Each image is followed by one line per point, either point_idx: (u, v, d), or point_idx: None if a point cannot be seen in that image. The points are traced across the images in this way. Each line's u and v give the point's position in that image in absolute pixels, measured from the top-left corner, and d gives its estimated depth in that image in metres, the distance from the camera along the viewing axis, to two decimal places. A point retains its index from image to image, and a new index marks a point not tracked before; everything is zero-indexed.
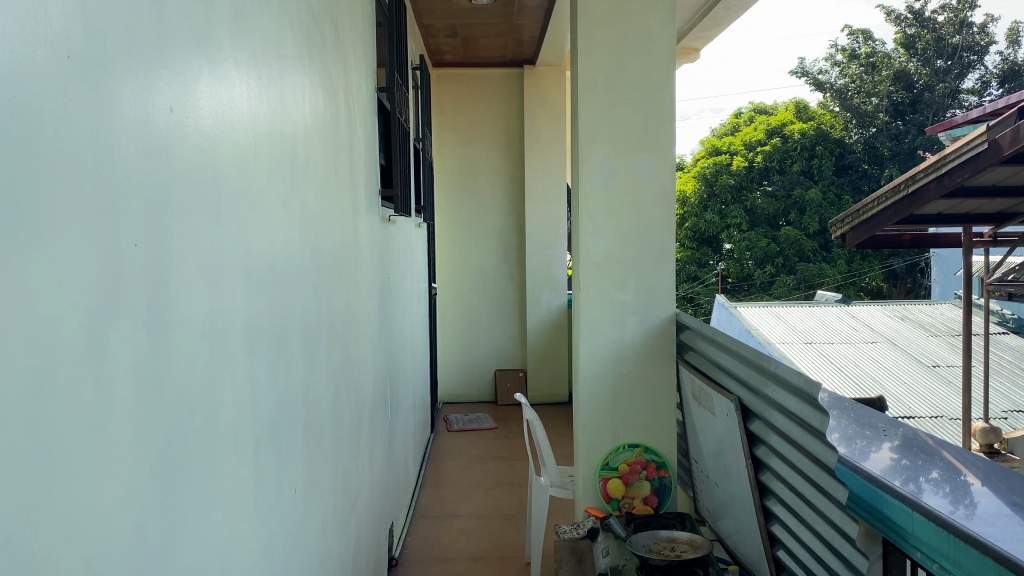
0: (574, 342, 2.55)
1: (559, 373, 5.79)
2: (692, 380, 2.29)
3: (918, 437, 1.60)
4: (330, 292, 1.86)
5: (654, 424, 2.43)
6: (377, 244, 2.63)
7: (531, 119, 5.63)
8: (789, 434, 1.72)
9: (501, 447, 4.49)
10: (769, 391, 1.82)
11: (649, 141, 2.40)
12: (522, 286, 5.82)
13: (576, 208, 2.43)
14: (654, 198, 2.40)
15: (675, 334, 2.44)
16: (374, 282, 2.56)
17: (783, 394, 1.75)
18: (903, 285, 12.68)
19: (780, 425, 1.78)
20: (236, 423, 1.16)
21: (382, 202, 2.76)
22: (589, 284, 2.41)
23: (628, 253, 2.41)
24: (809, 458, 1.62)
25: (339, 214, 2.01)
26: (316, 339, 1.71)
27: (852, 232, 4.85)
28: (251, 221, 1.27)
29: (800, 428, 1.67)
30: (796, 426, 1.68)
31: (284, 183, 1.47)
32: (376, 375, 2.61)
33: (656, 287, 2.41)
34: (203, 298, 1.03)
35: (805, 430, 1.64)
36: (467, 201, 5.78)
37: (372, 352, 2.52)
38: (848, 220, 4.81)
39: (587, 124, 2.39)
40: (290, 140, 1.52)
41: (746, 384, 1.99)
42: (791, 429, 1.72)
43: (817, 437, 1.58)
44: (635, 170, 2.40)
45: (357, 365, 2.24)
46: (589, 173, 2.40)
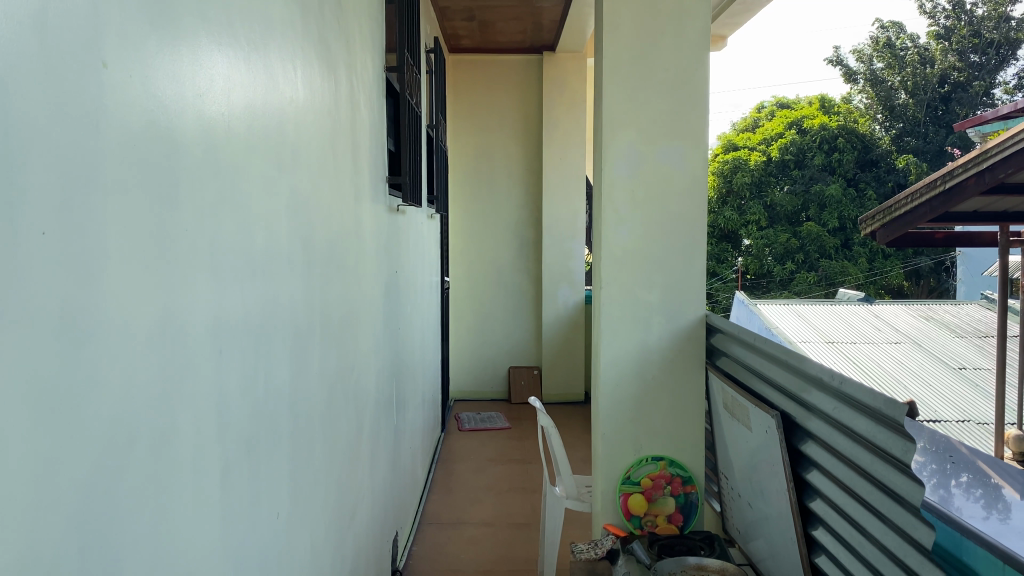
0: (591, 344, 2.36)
1: (576, 370, 5.59)
2: (726, 391, 2.08)
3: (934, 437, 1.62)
4: (325, 288, 1.68)
5: (680, 434, 2.23)
6: (384, 236, 2.46)
7: (550, 108, 5.43)
8: (848, 458, 1.50)
9: (515, 449, 4.30)
10: (826, 408, 1.59)
11: (678, 127, 2.19)
12: (539, 280, 5.62)
13: (599, 199, 2.24)
14: (684, 190, 2.20)
15: (705, 337, 2.23)
16: (379, 275, 2.38)
17: (843, 414, 1.51)
18: (926, 284, 12.22)
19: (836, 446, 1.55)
20: (198, 447, 0.98)
21: (388, 191, 2.56)
22: (611, 280, 2.21)
23: (655, 248, 2.21)
24: (878, 490, 1.39)
25: (338, 200, 1.83)
26: (307, 341, 1.53)
27: (884, 229, 4.64)
28: (223, 201, 1.08)
29: (864, 453, 1.44)
30: (860, 453, 1.45)
31: (268, 165, 1.29)
32: (379, 378, 2.43)
33: (685, 286, 2.21)
34: (151, 300, 0.85)
35: (871, 455, 1.40)
36: (483, 192, 5.58)
37: (376, 353, 2.34)
38: (879, 217, 4.60)
39: (612, 108, 2.19)
40: (276, 115, 1.33)
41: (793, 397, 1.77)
42: (851, 453, 1.49)
43: (886, 462, 1.35)
44: (664, 159, 2.20)
45: (358, 366, 2.06)
46: (612, 161, 2.20)
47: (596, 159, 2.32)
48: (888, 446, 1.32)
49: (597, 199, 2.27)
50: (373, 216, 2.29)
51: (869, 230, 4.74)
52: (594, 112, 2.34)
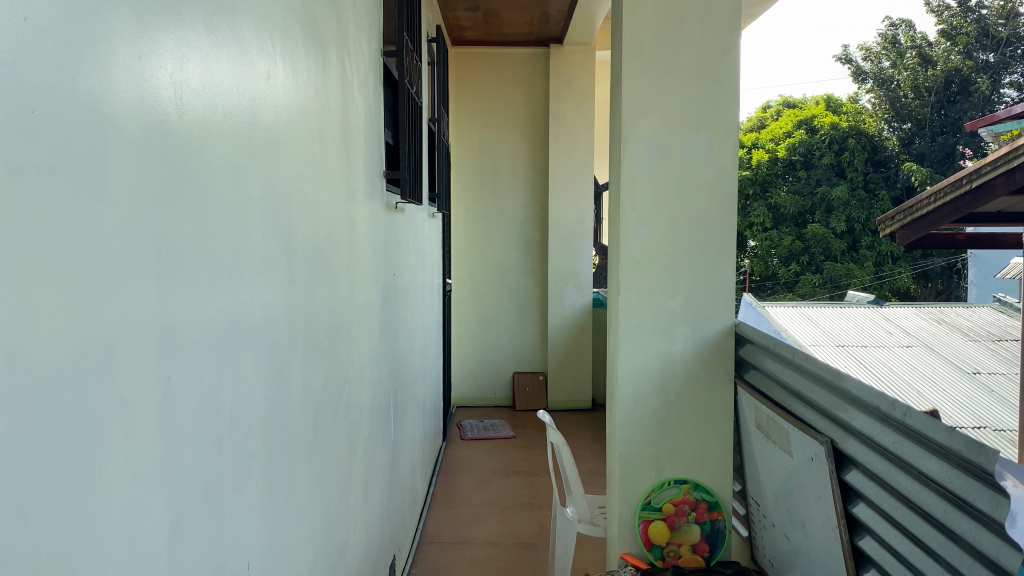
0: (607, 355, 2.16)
1: (582, 377, 5.38)
2: (761, 410, 1.86)
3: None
4: (312, 294, 1.48)
5: (707, 456, 2.03)
6: (380, 236, 2.25)
7: (556, 104, 5.22)
8: (912, 504, 1.26)
9: (520, 460, 4.09)
10: (885, 439, 1.35)
11: (705, 117, 1.99)
12: (544, 282, 5.42)
13: (618, 196, 2.04)
14: (712, 186, 2.00)
15: (735, 347, 2.02)
16: (376, 278, 2.17)
17: (907, 452, 1.27)
18: (933, 287, 11.92)
19: (896, 486, 1.31)
20: (136, 498, 0.78)
21: (387, 187, 2.36)
22: (629, 284, 2.01)
23: (681, 250, 2.01)
24: (950, 547, 1.14)
25: (329, 196, 1.63)
26: (289, 357, 1.32)
27: (904, 230, 4.43)
28: (178, 189, 0.87)
29: (936, 501, 1.19)
30: (930, 499, 1.21)
31: (239, 151, 1.08)
32: (376, 390, 2.22)
33: (713, 293, 2.01)
34: (63, 314, 0.64)
35: (945, 504, 1.16)
36: (486, 190, 5.38)
37: (372, 365, 2.14)
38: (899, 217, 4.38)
39: (632, 94, 1.99)
40: (252, 93, 1.12)
41: (836, 420, 1.54)
42: (917, 497, 1.25)
43: (963, 512, 1.11)
44: (691, 153, 2.00)
45: (351, 381, 1.85)
46: (633, 154, 2.00)
47: (613, 154, 2.12)
48: (966, 494, 1.09)
49: (616, 197, 2.07)
50: (369, 214, 2.09)
51: (889, 231, 4.52)
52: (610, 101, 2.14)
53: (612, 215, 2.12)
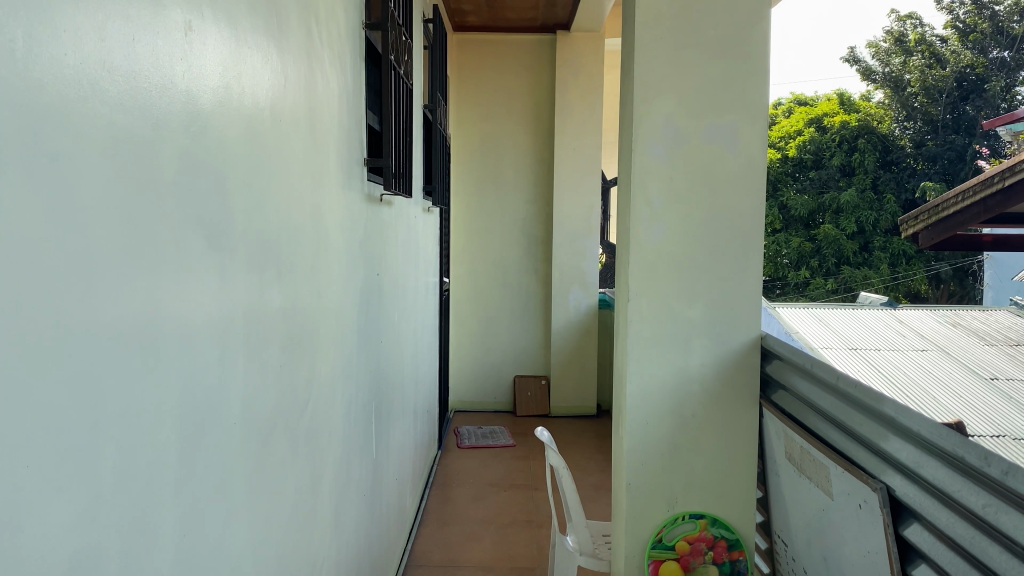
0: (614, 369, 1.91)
1: (587, 381, 5.12)
2: (797, 441, 1.57)
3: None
4: (259, 299, 1.23)
5: (727, 487, 1.77)
6: (360, 232, 2.00)
7: (562, 93, 4.96)
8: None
9: (520, 472, 3.83)
10: (962, 492, 1.04)
11: (729, 98, 1.73)
12: (548, 282, 5.16)
13: (628, 189, 1.78)
14: (737, 178, 1.74)
15: (765, 365, 1.74)
16: (353, 277, 1.92)
17: (996, 514, 0.97)
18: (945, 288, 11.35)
19: (977, 556, 1.00)
20: None
21: (368, 175, 2.10)
22: (640, 289, 1.76)
23: (699, 251, 1.75)
24: None
25: (287, 181, 1.37)
26: (221, 380, 1.07)
27: (927, 231, 4.14)
28: (17, 156, 0.62)
29: None
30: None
31: (140, 114, 0.83)
32: (354, 405, 1.97)
33: (736, 300, 1.75)
34: None
35: None
36: (488, 184, 5.12)
37: (349, 378, 1.89)
38: (923, 217, 4.10)
39: (646, 72, 1.73)
40: (161, 45, 0.88)
41: (894, 461, 1.24)
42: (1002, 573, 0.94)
43: None
44: (712, 139, 1.74)
45: (319, 399, 1.60)
46: (646, 140, 1.74)
47: (623, 141, 1.87)
48: None
49: (626, 189, 1.81)
50: (344, 206, 1.84)
51: (911, 232, 4.24)
52: (620, 81, 1.89)
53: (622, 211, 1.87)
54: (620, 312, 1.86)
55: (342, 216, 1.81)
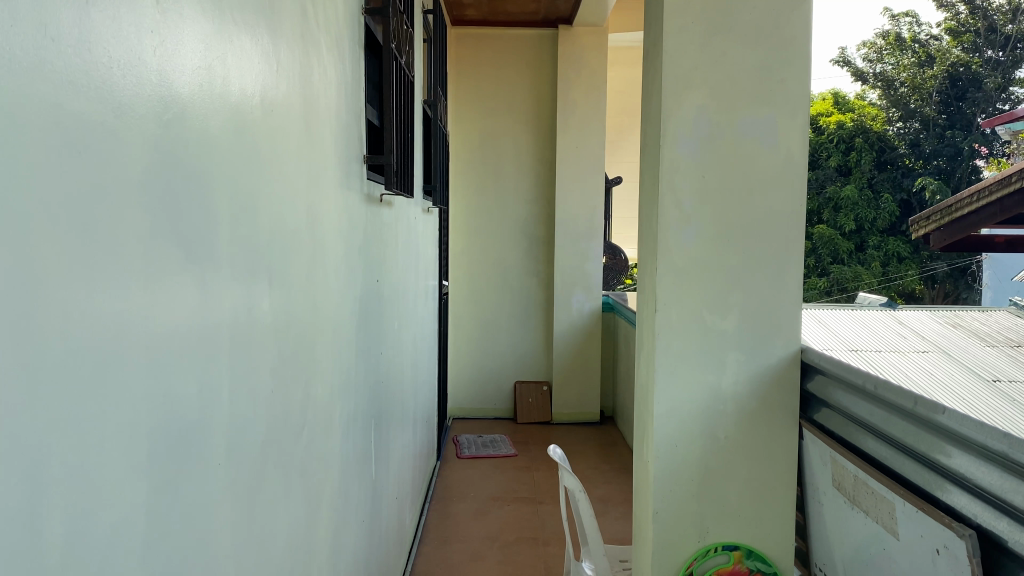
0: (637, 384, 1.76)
1: (589, 387, 4.96)
2: (851, 469, 1.39)
3: (943, 346, 2.70)
4: (250, 316, 1.06)
5: (763, 514, 1.62)
6: (359, 235, 1.83)
7: (565, 89, 4.80)
8: None
9: (523, 484, 3.67)
10: None
11: (768, 88, 1.57)
12: (549, 285, 5.00)
13: (655, 188, 1.63)
14: (776, 175, 1.58)
15: (809, 383, 1.58)
16: (353, 285, 1.75)
17: None
18: (940, 290, 11.07)
19: None
20: None
21: (368, 174, 1.93)
22: (670, 299, 1.60)
23: (735, 256, 1.59)
24: None
25: (281, 181, 1.21)
26: (204, 412, 0.91)
27: (939, 231, 3.96)
28: None
29: None
30: None
31: (95, 97, 0.67)
32: (353, 425, 1.81)
33: (773, 310, 1.60)
34: None
35: None
36: (488, 183, 4.96)
37: (347, 396, 1.73)
38: (936, 217, 3.92)
39: (675, 61, 1.57)
40: (123, 9, 0.71)
41: (986, 499, 1.04)
42: None
43: None
44: (749, 135, 1.58)
45: (317, 423, 1.44)
46: (675, 132, 1.58)
47: (648, 135, 1.71)
48: None
49: (651, 187, 1.66)
50: (343, 208, 1.68)
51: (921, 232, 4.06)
52: (645, 70, 1.73)
53: (646, 211, 1.71)
54: (644, 322, 1.70)
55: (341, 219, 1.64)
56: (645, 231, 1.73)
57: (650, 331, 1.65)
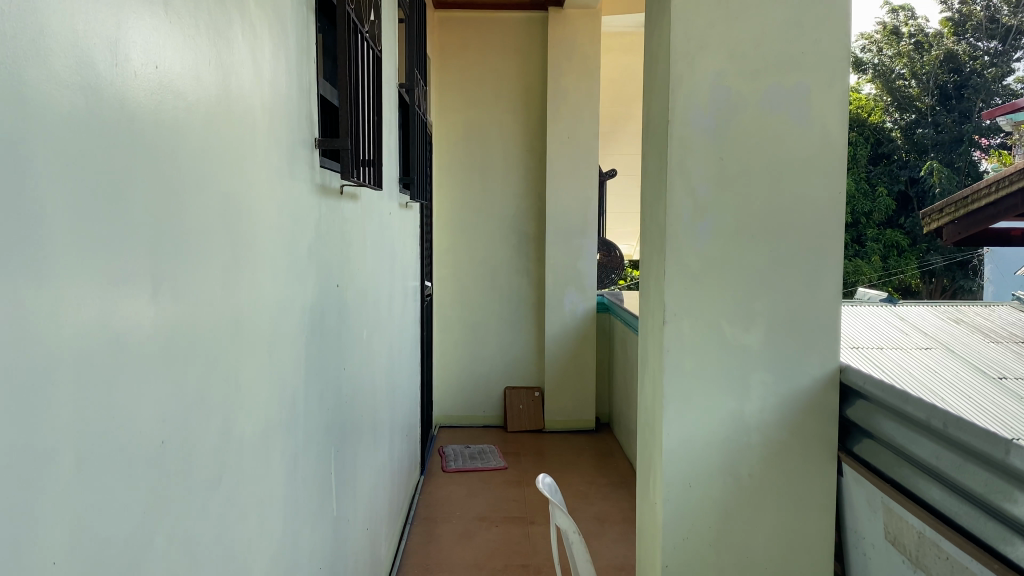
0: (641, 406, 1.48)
1: (584, 392, 4.68)
2: (914, 523, 1.08)
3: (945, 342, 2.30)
4: (125, 345, 0.79)
5: (799, 569, 1.33)
6: (310, 232, 1.55)
7: (556, 76, 4.50)
8: None
9: (513, 502, 3.39)
10: None
11: (798, 50, 1.30)
12: (541, 284, 4.72)
13: (662, 172, 1.36)
14: (809, 157, 1.30)
15: (855, 411, 1.28)
16: (302, 294, 1.47)
17: None
18: (938, 283, 10.82)
19: None
20: None
21: (321, 161, 1.64)
22: (681, 307, 1.33)
23: (760, 254, 1.32)
24: None
25: (182, 160, 0.93)
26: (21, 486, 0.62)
27: (953, 225, 3.61)
28: None
29: None
30: None
31: None
32: (307, 460, 1.53)
33: (804, 319, 1.32)
34: None
35: None
36: (474, 176, 4.67)
37: (295, 427, 1.44)
38: (950, 209, 3.57)
39: (687, 18, 1.30)
40: None
41: None
42: None
43: None
44: (775, 108, 1.31)
45: (247, 468, 1.16)
46: (686, 105, 1.31)
47: (652, 113, 1.44)
48: None
49: (657, 173, 1.39)
50: (287, 203, 1.39)
51: (934, 226, 3.71)
52: (649, 35, 1.47)
53: (650, 203, 1.45)
54: (650, 333, 1.44)
55: (281, 215, 1.35)
56: (650, 227, 1.47)
57: (656, 344, 1.38)
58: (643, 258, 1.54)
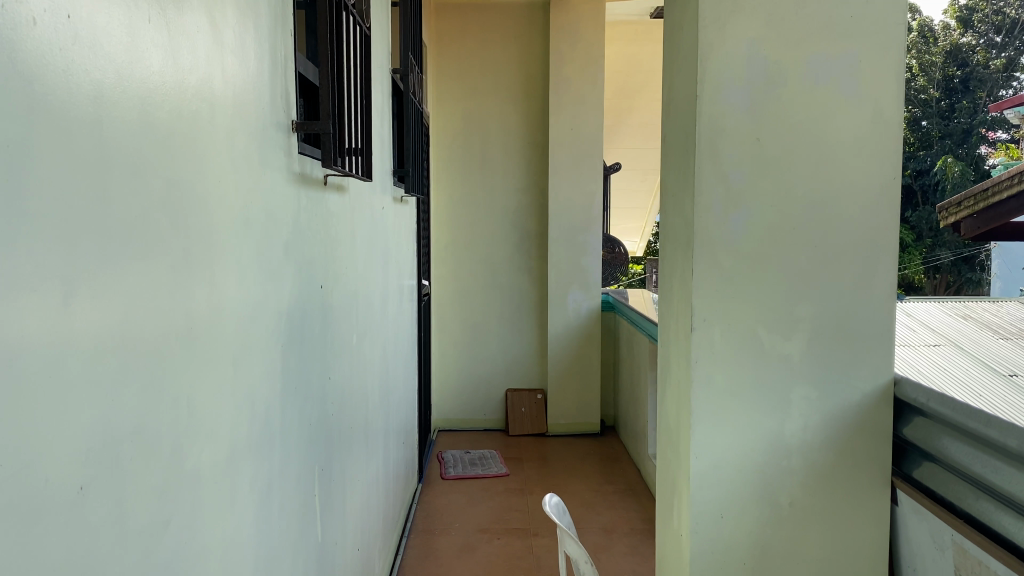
0: (663, 407, 1.49)
1: (589, 394, 4.50)
2: (997, 568, 0.91)
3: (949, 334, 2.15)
4: (21, 370, 0.60)
5: None
6: (288, 226, 1.37)
7: (558, 65, 4.32)
8: None
9: (515, 512, 3.22)
10: None
11: (837, 24, 1.23)
12: (543, 281, 4.55)
13: (690, 157, 1.31)
14: (850, 137, 1.25)
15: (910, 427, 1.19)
16: (277, 297, 1.30)
17: None
18: (943, 279, 10.70)
19: None
20: None
21: (300, 147, 1.47)
22: (714, 299, 1.28)
23: (793, 243, 1.27)
24: None
25: (110, 139, 0.75)
26: None
27: (967, 221, 3.35)
28: None
29: None
30: None
31: None
32: (285, 485, 1.36)
33: (843, 317, 1.25)
34: None
35: None
36: (473, 169, 4.50)
37: (270, 449, 1.26)
38: (963, 204, 3.31)
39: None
40: None
41: None
42: None
43: None
44: (809, 87, 1.25)
45: (209, 503, 0.99)
46: (716, 84, 1.26)
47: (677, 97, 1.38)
48: None
49: (684, 159, 1.34)
50: (259, 193, 1.22)
51: (948, 222, 3.46)
52: (673, 16, 1.40)
53: (675, 191, 1.40)
54: (677, 328, 1.39)
55: (249, 211, 1.17)
56: (675, 218, 1.42)
57: (684, 340, 1.33)
58: (668, 252, 1.50)
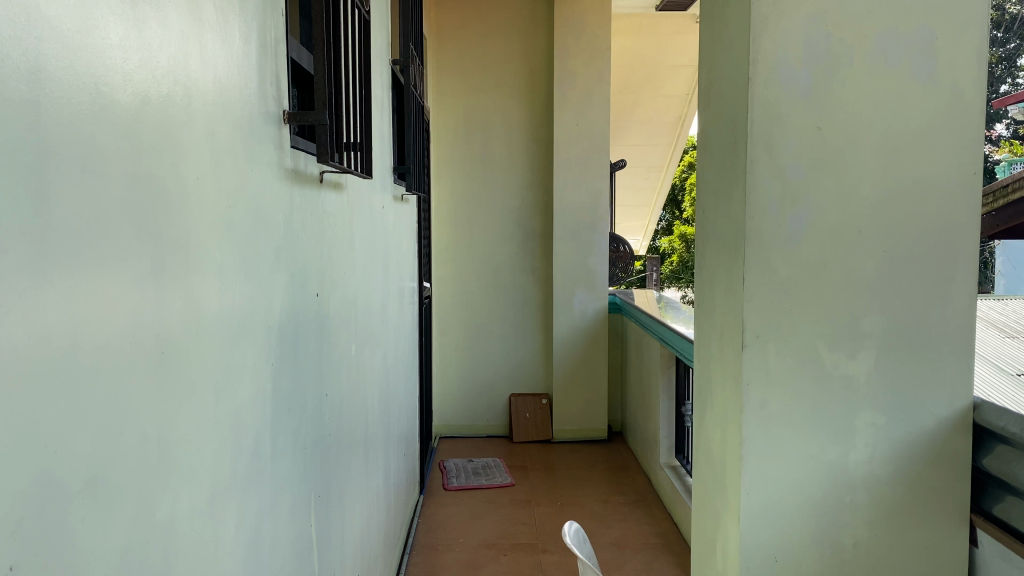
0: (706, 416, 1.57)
1: (595, 398, 4.35)
2: None
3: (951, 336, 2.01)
4: None
5: None
6: (279, 229, 1.22)
7: (563, 58, 4.18)
8: None
9: (522, 525, 3.08)
10: None
11: (891, 26, 1.30)
12: (548, 282, 4.40)
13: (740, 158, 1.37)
14: (902, 133, 1.32)
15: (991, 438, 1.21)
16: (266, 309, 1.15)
17: None
18: None
19: None
20: None
21: (293, 141, 1.32)
22: (770, 291, 1.35)
23: (842, 240, 1.34)
24: None
25: (50, 125, 0.60)
26: None
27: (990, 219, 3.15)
28: None
29: None
30: None
31: None
32: (277, 520, 1.21)
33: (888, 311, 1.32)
34: None
35: None
36: (475, 166, 4.35)
37: (259, 484, 1.12)
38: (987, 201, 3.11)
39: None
40: None
41: None
42: None
43: None
44: (861, 85, 1.32)
45: (186, 556, 0.84)
46: (767, 89, 1.32)
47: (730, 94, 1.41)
48: None
49: (732, 162, 1.41)
50: (247, 193, 1.08)
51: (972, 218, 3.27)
52: (723, 15, 1.43)
53: (722, 197, 1.47)
54: (724, 333, 1.47)
55: (234, 216, 1.02)
56: (721, 221, 1.49)
57: (734, 350, 1.40)
58: (709, 254, 1.57)
